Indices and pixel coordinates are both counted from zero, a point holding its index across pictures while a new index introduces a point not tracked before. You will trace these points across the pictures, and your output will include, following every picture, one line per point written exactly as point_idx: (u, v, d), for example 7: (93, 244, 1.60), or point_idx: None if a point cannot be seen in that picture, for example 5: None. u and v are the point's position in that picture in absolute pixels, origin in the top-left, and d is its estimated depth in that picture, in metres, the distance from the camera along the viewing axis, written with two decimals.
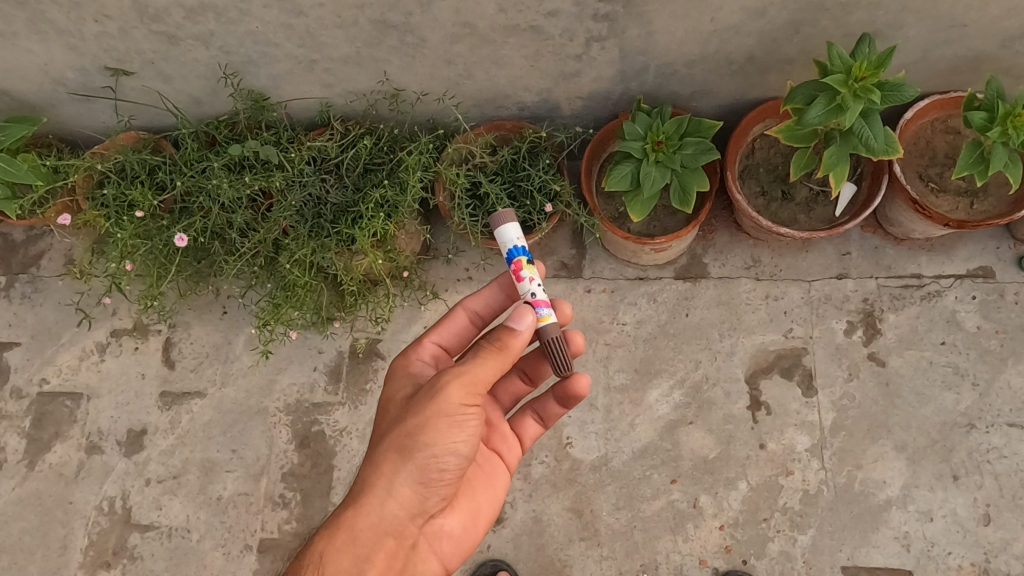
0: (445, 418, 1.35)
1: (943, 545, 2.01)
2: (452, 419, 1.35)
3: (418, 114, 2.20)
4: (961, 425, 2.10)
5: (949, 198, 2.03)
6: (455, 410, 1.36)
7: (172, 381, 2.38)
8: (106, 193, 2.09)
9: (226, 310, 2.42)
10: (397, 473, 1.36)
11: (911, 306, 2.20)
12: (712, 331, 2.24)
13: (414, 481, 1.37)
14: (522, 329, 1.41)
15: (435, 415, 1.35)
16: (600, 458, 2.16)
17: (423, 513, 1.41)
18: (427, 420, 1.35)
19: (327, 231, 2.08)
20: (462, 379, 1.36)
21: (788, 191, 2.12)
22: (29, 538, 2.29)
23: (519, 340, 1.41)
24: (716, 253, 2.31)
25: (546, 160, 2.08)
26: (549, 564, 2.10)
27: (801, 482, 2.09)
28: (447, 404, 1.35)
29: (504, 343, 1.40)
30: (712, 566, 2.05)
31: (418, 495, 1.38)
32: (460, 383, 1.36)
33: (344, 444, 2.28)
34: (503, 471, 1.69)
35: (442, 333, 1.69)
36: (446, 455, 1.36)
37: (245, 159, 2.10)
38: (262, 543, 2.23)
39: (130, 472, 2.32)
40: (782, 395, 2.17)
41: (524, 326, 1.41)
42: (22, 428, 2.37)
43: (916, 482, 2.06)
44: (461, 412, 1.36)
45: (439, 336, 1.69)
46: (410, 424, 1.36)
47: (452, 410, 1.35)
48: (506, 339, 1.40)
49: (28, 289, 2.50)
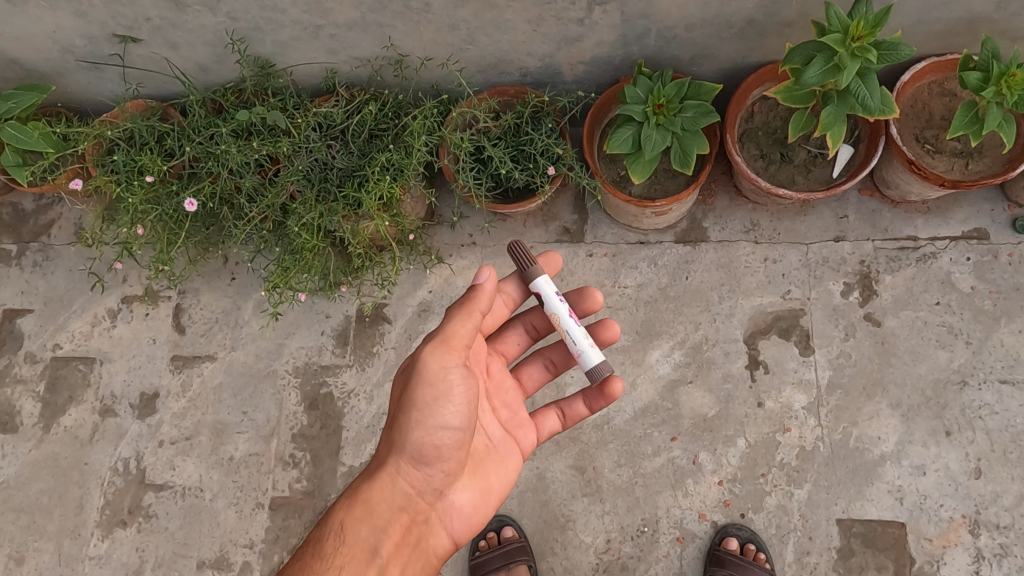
0: (431, 388, 1.39)
1: (936, 498, 2.07)
2: (437, 389, 1.39)
3: (422, 80, 2.23)
4: (953, 383, 2.15)
5: (945, 159, 2.07)
6: (437, 379, 1.40)
7: (182, 346, 2.44)
8: (116, 158, 2.13)
9: (234, 277, 2.47)
10: (399, 447, 1.42)
11: (907, 267, 2.24)
12: (712, 293, 2.29)
13: (413, 453, 1.42)
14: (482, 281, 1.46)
15: (420, 385, 1.40)
16: (602, 417, 2.22)
17: (429, 486, 1.46)
18: (416, 392, 1.40)
19: (333, 195, 2.12)
20: (436, 345, 1.41)
21: (786, 153, 2.15)
22: (46, 498, 2.35)
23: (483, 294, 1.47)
24: (715, 217, 2.35)
25: (549, 123, 2.11)
26: (553, 519, 2.16)
27: (798, 439, 2.15)
28: (428, 372, 1.40)
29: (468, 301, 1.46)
30: (711, 520, 2.12)
31: (419, 467, 1.44)
32: (435, 349, 1.40)
33: (352, 405, 2.34)
34: (515, 456, 1.68)
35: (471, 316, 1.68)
36: (439, 425, 1.41)
37: (252, 125, 2.13)
38: (274, 501, 2.28)
39: (143, 434, 2.37)
40: (780, 355, 2.22)
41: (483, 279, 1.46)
42: (37, 392, 2.43)
43: (910, 439, 2.12)
44: (443, 381, 1.40)
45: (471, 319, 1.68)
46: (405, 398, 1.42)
47: (435, 378, 1.40)
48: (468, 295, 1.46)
49: (39, 257, 2.54)
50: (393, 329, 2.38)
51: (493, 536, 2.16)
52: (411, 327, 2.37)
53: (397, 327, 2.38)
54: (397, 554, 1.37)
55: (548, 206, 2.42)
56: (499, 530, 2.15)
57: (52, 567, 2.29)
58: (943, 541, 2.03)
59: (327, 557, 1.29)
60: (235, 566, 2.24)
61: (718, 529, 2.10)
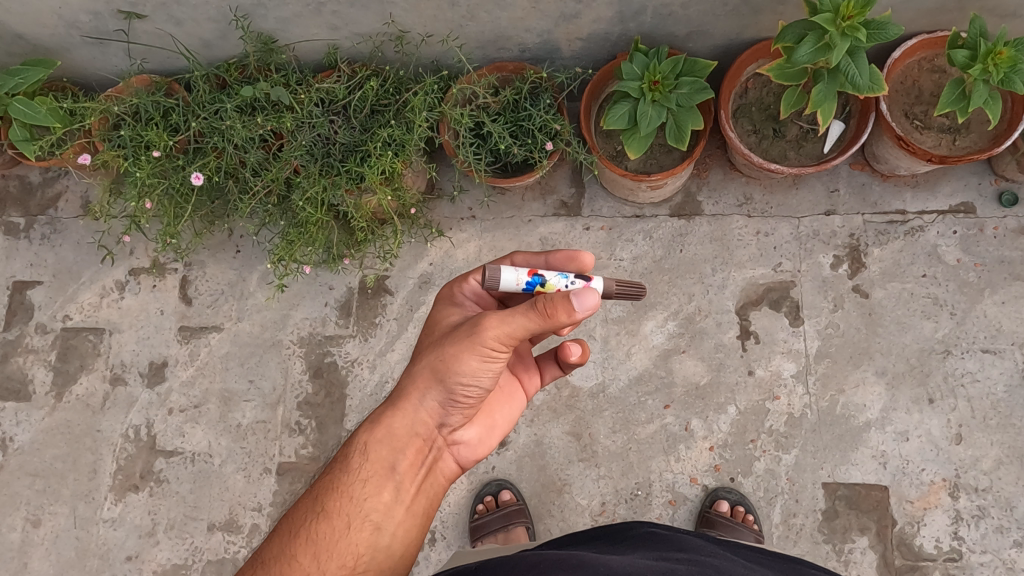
0: (478, 354, 1.39)
1: (917, 462, 2.15)
2: (484, 355, 1.39)
3: (423, 56, 2.27)
4: (938, 352, 2.22)
5: (932, 135, 2.12)
6: (488, 350, 1.39)
7: (189, 317, 2.50)
8: (122, 134, 2.17)
9: (240, 249, 2.52)
10: (428, 389, 1.45)
11: (895, 240, 2.30)
12: (705, 265, 2.35)
13: (442, 399, 1.47)
14: (581, 309, 1.30)
15: (469, 350, 1.39)
16: (597, 385, 2.30)
17: (447, 422, 1.52)
18: (462, 352, 1.40)
19: (336, 169, 2.16)
20: (500, 329, 1.36)
21: (779, 129, 2.21)
22: (60, 464, 2.43)
23: (570, 318, 1.31)
24: (709, 191, 2.40)
25: (547, 99, 2.16)
26: (550, 483, 2.25)
27: (786, 406, 2.22)
28: (482, 344, 1.38)
29: (552, 312, 1.31)
30: (702, 484, 2.20)
31: (444, 408, 1.48)
32: (498, 330, 1.36)
33: (355, 373, 2.41)
34: (520, 397, 1.72)
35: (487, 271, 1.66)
36: (474, 383, 1.43)
37: (256, 100, 2.17)
38: (281, 466, 2.36)
39: (153, 402, 2.45)
40: (770, 326, 2.29)
41: (582, 309, 1.30)
42: (49, 361, 2.50)
43: (894, 406, 2.20)
44: (493, 352, 1.39)
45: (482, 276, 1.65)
46: (447, 351, 1.41)
47: (488, 346, 1.38)
48: (554, 307, 1.31)
49: (47, 230, 2.60)
50: (395, 301, 2.44)
51: (490, 499, 2.23)
52: (412, 298, 2.44)
53: (398, 298, 2.44)
54: (411, 474, 1.45)
55: (545, 180, 2.47)
56: (498, 493, 2.23)
57: (68, 529, 2.37)
58: (923, 503, 2.12)
59: (351, 471, 1.41)
60: (244, 528, 2.33)
61: (709, 492, 2.19)
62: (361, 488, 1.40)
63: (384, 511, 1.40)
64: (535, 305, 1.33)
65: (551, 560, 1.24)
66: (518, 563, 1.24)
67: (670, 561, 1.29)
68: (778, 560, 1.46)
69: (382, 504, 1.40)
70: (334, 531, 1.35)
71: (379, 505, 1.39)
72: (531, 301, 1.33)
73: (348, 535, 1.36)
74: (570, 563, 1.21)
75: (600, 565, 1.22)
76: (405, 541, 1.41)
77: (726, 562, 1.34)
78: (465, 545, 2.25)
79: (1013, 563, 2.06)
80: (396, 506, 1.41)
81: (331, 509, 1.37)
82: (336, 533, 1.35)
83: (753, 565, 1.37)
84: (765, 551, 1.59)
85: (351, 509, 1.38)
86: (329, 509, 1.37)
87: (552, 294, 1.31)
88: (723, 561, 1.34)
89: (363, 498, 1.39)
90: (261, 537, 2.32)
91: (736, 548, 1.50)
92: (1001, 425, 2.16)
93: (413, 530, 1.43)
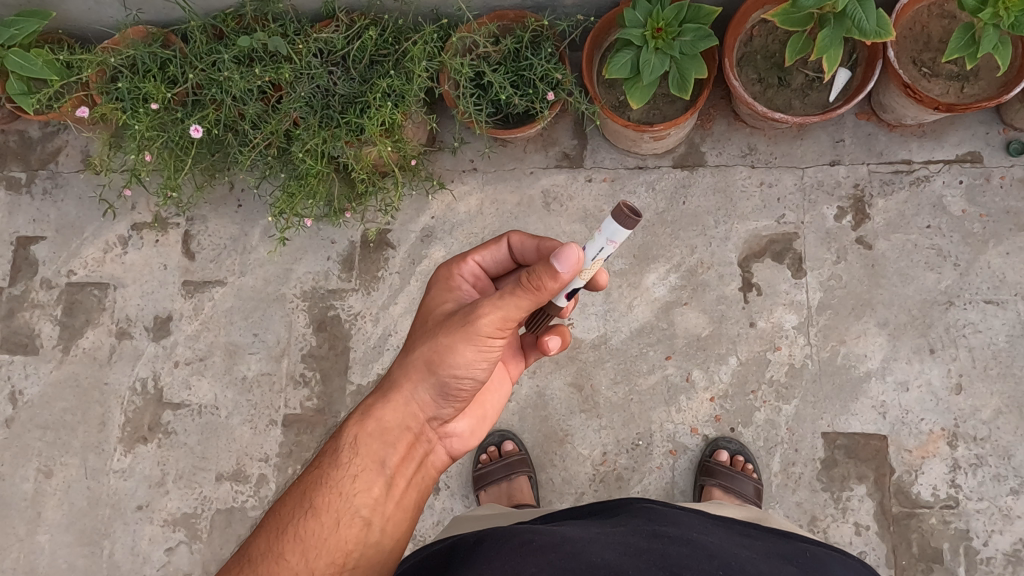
0: (474, 343, 1.37)
1: (916, 412, 2.17)
2: (477, 345, 1.38)
3: (422, 4, 2.24)
4: (940, 303, 2.22)
5: (940, 82, 2.09)
6: (484, 338, 1.37)
7: (192, 271, 2.51)
8: (120, 86, 2.14)
9: (241, 203, 2.52)
10: (420, 382, 1.44)
11: (900, 191, 2.29)
12: (708, 218, 2.34)
13: (435, 392, 1.46)
14: (563, 272, 1.25)
15: (466, 340, 1.37)
16: (599, 337, 2.31)
17: (439, 414, 1.51)
18: (457, 343, 1.38)
19: (336, 121, 2.14)
20: (494, 314, 1.34)
21: (784, 77, 2.18)
22: (70, 415, 2.46)
23: (556, 282, 1.27)
24: (712, 142, 2.38)
25: (548, 48, 2.12)
26: (552, 433, 2.28)
27: (787, 356, 2.23)
28: (477, 333, 1.36)
29: (539, 284, 1.29)
30: (702, 434, 2.22)
31: (436, 400, 1.47)
32: (493, 317, 1.34)
33: (359, 327, 2.42)
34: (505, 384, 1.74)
35: (484, 255, 1.63)
36: (468, 375, 1.42)
37: (254, 51, 2.14)
38: (287, 418, 2.39)
39: (160, 355, 2.47)
40: (772, 277, 2.29)
41: (565, 270, 1.25)
42: (54, 315, 2.52)
43: (895, 356, 2.21)
44: (488, 340, 1.38)
45: (480, 259, 1.63)
46: (440, 341, 1.40)
47: (481, 335, 1.36)
48: (541, 281, 1.28)
49: (49, 185, 2.59)
50: (397, 254, 2.44)
51: (493, 449, 2.26)
52: (414, 252, 2.44)
53: (400, 252, 2.44)
54: (402, 468, 1.46)
55: (547, 131, 2.45)
56: (500, 444, 2.27)
57: (79, 480, 2.42)
58: (922, 451, 2.15)
59: (341, 466, 1.41)
60: (251, 478, 2.37)
61: (709, 442, 2.21)
62: (350, 484, 1.40)
63: (373, 506, 1.40)
64: (522, 285, 1.30)
65: (544, 544, 1.23)
66: (511, 542, 1.23)
67: (662, 542, 1.28)
68: (770, 533, 1.47)
69: (372, 499, 1.40)
70: (323, 527, 1.36)
71: (368, 501, 1.40)
72: (517, 280, 1.31)
73: (337, 532, 1.37)
74: (563, 550, 1.20)
75: (594, 553, 1.20)
76: (394, 536, 1.43)
77: (718, 541, 1.33)
78: (468, 494, 2.29)
79: (1009, 511, 2.09)
80: (385, 501, 1.42)
81: (320, 506, 1.38)
82: (325, 530, 1.36)
83: (745, 543, 1.36)
84: (758, 523, 1.59)
85: (339, 505, 1.38)
86: (316, 506, 1.38)
87: (535, 267, 1.28)
88: (713, 538, 1.35)
89: (353, 493, 1.39)
90: (268, 487, 2.35)
91: (728, 522, 1.50)
92: (1001, 374, 2.16)
93: (403, 523, 1.45)
